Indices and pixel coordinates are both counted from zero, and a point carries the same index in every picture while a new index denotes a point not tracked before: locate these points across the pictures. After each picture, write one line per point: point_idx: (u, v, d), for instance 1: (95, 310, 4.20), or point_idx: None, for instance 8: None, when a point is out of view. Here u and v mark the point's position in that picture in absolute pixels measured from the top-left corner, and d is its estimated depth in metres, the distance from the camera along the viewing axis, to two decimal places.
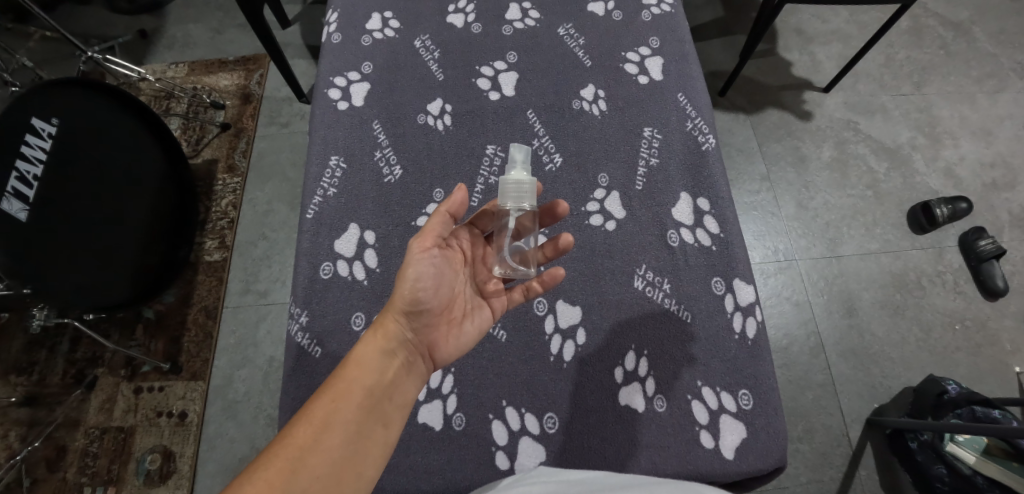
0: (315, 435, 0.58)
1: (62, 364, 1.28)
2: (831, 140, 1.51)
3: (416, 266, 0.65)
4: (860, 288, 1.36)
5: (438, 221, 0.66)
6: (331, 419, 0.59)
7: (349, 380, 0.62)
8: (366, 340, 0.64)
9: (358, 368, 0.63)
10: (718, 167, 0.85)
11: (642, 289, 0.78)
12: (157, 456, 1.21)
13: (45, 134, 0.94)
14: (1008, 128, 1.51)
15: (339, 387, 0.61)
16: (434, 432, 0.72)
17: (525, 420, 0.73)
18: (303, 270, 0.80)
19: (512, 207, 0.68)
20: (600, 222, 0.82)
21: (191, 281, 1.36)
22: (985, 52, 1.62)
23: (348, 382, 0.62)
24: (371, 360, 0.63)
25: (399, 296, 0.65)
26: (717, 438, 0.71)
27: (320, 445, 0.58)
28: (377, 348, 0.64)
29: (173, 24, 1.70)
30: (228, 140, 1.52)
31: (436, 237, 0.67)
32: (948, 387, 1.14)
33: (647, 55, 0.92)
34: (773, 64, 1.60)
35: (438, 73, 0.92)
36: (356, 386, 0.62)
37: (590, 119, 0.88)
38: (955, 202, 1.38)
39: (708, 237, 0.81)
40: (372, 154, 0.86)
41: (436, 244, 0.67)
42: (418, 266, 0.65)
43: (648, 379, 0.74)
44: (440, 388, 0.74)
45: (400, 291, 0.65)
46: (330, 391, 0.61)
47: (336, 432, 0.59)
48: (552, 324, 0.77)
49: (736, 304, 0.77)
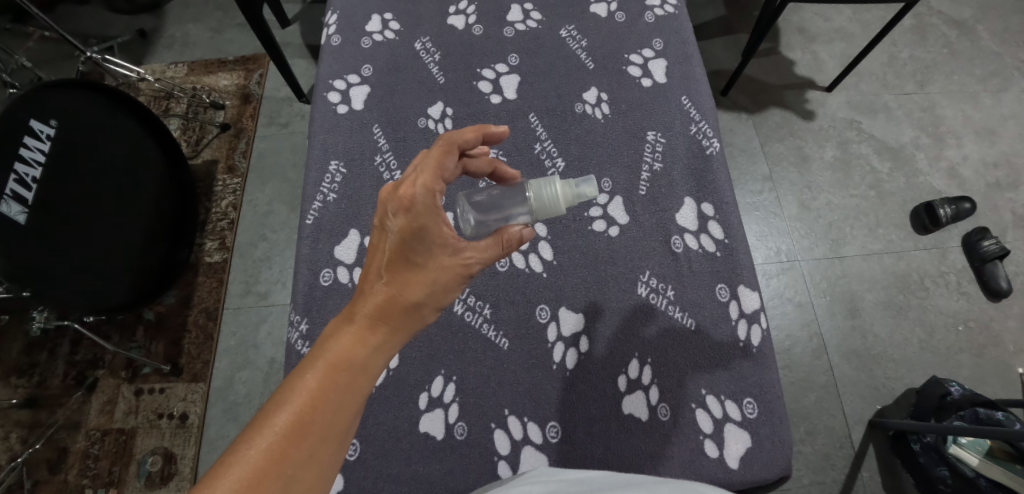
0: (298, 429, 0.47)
1: (62, 366, 1.28)
2: (834, 140, 1.50)
3: (435, 272, 0.55)
4: (864, 289, 1.35)
5: (493, 237, 0.58)
6: (299, 444, 0.47)
7: (327, 394, 0.49)
8: (345, 342, 0.51)
9: (343, 373, 0.50)
10: (723, 170, 0.84)
11: (646, 297, 0.77)
12: (157, 458, 1.21)
13: (45, 136, 0.93)
14: (1012, 128, 1.50)
15: (304, 402, 0.48)
16: (435, 442, 0.70)
17: (528, 429, 0.71)
18: (303, 276, 0.79)
19: (532, 203, 0.63)
20: (603, 228, 0.81)
21: (191, 283, 1.36)
22: (988, 51, 1.61)
23: (329, 399, 0.49)
24: (363, 373, 0.51)
25: (400, 297, 0.53)
26: (721, 447, 0.70)
27: (292, 475, 0.46)
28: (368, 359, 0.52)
29: (172, 24, 1.69)
30: (227, 141, 1.52)
31: (452, 230, 0.55)
32: (950, 389, 1.14)
33: (650, 57, 0.92)
34: (776, 64, 1.59)
35: (438, 76, 0.91)
36: (342, 406, 0.49)
37: (592, 123, 0.87)
38: (958, 202, 1.37)
39: (712, 242, 0.79)
40: (373, 159, 0.85)
41: (450, 240, 0.55)
42: (440, 274, 0.55)
43: (652, 387, 0.72)
44: (442, 397, 0.72)
45: (408, 295, 0.54)
46: (293, 407, 0.47)
47: (316, 461, 0.47)
48: (555, 332, 0.76)
49: (741, 311, 0.76)
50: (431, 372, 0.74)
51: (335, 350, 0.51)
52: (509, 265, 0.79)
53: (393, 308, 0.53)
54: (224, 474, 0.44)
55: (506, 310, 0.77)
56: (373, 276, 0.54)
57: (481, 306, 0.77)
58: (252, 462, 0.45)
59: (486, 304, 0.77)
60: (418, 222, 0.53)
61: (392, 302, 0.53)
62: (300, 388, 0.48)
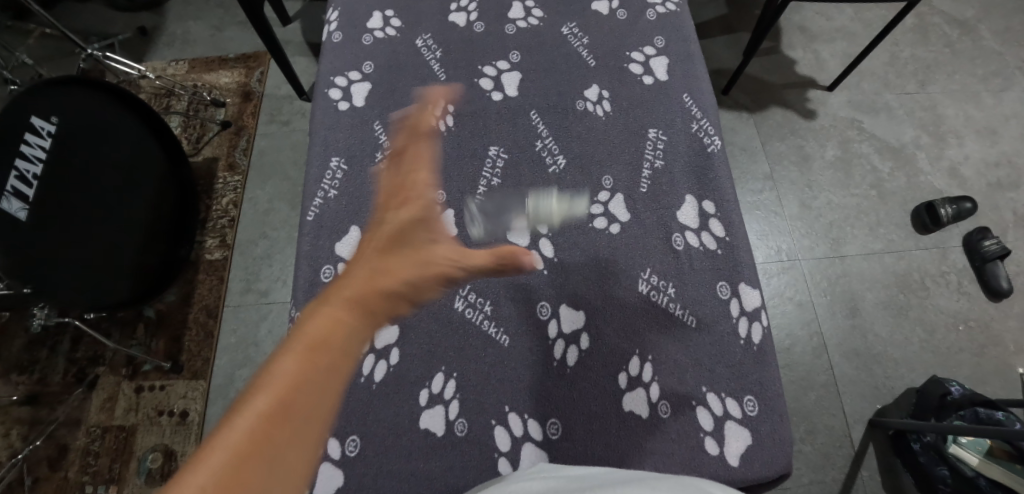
0: (279, 407, 0.52)
1: (62, 363, 1.28)
2: (835, 140, 1.50)
3: (410, 270, 0.67)
4: (864, 288, 1.35)
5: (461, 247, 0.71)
6: (277, 427, 0.51)
7: (311, 373, 0.56)
8: (324, 326, 0.59)
9: (322, 354, 0.58)
10: (725, 168, 0.84)
11: (647, 294, 0.76)
12: (158, 455, 1.21)
13: (45, 132, 0.93)
14: (1013, 128, 1.50)
15: (284, 385, 0.53)
16: (436, 438, 0.70)
17: (528, 426, 0.71)
18: (304, 273, 0.78)
19: None
20: (604, 225, 0.80)
21: (191, 280, 1.36)
22: (990, 50, 1.61)
23: (312, 379, 0.56)
24: (341, 357, 0.60)
25: (381, 288, 0.65)
26: (721, 445, 0.70)
27: (275, 456, 0.50)
28: (345, 342, 0.60)
29: (173, 21, 1.69)
30: (228, 138, 1.51)
31: (427, 240, 0.70)
32: (950, 389, 1.14)
33: (652, 55, 0.91)
34: (777, 62, 1.59)
35: (439, 73, 0.91)
36: (323, 385, 0.57)
37: (594, 120, 0.87)
38: (959, 202, 1.37)
39: (713, 240, 0.79)
40: (373, 156, 0.84)
41: (425, 245, 0.69)
42: (413, 271, 0.67)
43: (653, 384, 0.72)
44: (443, 393, 0.72)
45: (389, 286, 0.65)
46: (273, 390, 0.52)
47: (292, 442, 0.52)
48: (555, 330, 0.75)
49: (742, 309, 0.76)
50: (431, 369, 0.73)
51: (314, 332, 0.58)
52: None
53: (372, 296, 0.64)
54: (206, 459, 0.47)
55: (507, 307, 0.76)
56: (354, 276, 0.65)
57: (482, 303, 0.76)
58: (233, 445, 0.48)
59: (487, 301, 0.76)
60: (401, 229, 0.70)
61: (371, 293, 0.64)
62: (286, 370, 0.54)
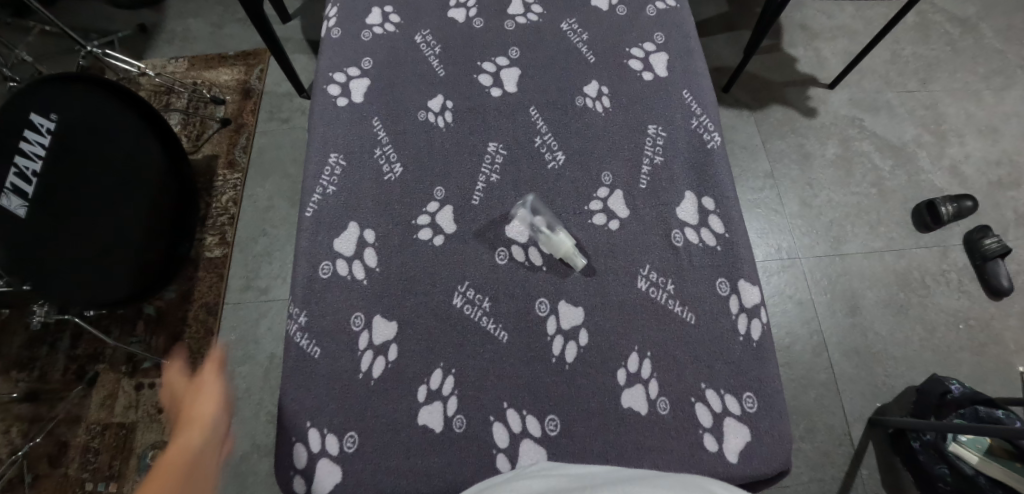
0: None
1: (62, 360, 1.28)
2: (836, 138, 1.50)
3: (212, 391, 0.91)
4: (864, 287, 1.34)
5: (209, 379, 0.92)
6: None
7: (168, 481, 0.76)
8: (181, 442, 0.82)
9: (180, 461, 0.79)
10: (724, 165, 0.83)
11: (645, 290, 0.76)
12: (158, 452, 1.21)
13: (45, 130, 0.93)
14: (1014, 126, 1.50)
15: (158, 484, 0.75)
16: (435, 434, 0.70)
17: (527, 422, 0.70)
18: (303, 269, 0.78)
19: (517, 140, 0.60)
20: (603, 221, 0.79)
21: (191, 278, 1.36)
22: (992, 49, 1.60)
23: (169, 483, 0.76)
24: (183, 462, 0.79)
25: (194, 412, 0.86)
26: (720, 441, 0.70)
27: None
28: (188, 456, 0.80)
29: (173, 18, 1.68)
30: (228, 136, 1.51)
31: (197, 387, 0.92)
32: (950, 387, 1.13)
33: (652, 51, 0.91)
34: (778, 60, 1.58)
35: (438, 69, 0.90)
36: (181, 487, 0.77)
37: (593, 116, 0.86)
38: (960, 200, 1.37)
39: (712, 237, 0.78)
40: (372, 151, 0.84)
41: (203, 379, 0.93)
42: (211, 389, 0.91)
43: (652, 381, 0.72)
44: (441, 389, 0.72)
45: (203, 408, 0.87)
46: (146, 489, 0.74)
47: None
48: (554, 326, 0.74)
49: (741, 305, 0.75)
50: (430, 365, 0.73)
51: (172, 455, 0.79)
52: (509, 258, 0.77)
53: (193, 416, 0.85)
54: None
55: (505, 303, 0.76)
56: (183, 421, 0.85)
57: (480, 299, 0.76)
58: None
59: (486, 297, 0.76)
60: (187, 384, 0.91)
61: (194, 419, 0.85)
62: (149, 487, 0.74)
